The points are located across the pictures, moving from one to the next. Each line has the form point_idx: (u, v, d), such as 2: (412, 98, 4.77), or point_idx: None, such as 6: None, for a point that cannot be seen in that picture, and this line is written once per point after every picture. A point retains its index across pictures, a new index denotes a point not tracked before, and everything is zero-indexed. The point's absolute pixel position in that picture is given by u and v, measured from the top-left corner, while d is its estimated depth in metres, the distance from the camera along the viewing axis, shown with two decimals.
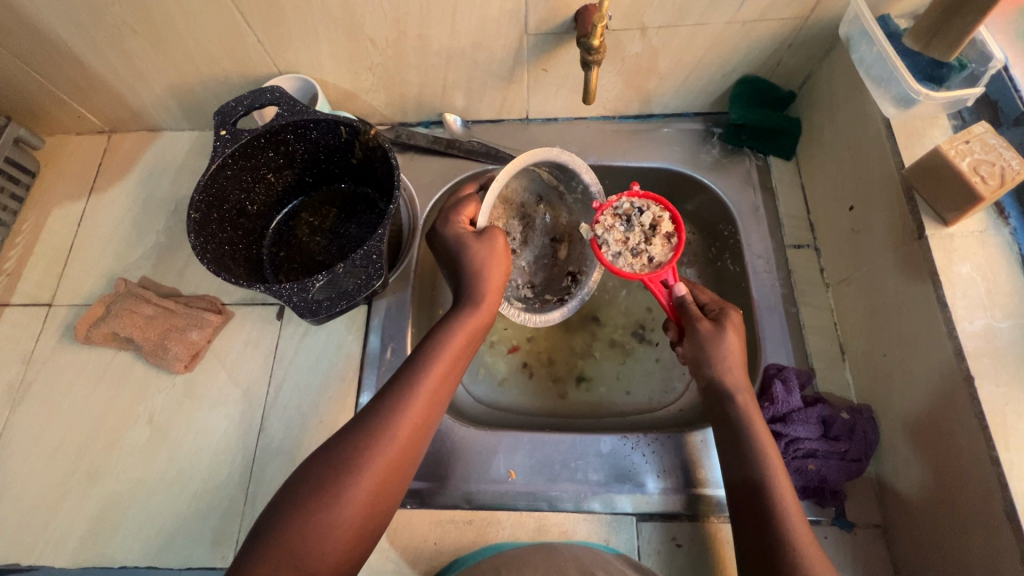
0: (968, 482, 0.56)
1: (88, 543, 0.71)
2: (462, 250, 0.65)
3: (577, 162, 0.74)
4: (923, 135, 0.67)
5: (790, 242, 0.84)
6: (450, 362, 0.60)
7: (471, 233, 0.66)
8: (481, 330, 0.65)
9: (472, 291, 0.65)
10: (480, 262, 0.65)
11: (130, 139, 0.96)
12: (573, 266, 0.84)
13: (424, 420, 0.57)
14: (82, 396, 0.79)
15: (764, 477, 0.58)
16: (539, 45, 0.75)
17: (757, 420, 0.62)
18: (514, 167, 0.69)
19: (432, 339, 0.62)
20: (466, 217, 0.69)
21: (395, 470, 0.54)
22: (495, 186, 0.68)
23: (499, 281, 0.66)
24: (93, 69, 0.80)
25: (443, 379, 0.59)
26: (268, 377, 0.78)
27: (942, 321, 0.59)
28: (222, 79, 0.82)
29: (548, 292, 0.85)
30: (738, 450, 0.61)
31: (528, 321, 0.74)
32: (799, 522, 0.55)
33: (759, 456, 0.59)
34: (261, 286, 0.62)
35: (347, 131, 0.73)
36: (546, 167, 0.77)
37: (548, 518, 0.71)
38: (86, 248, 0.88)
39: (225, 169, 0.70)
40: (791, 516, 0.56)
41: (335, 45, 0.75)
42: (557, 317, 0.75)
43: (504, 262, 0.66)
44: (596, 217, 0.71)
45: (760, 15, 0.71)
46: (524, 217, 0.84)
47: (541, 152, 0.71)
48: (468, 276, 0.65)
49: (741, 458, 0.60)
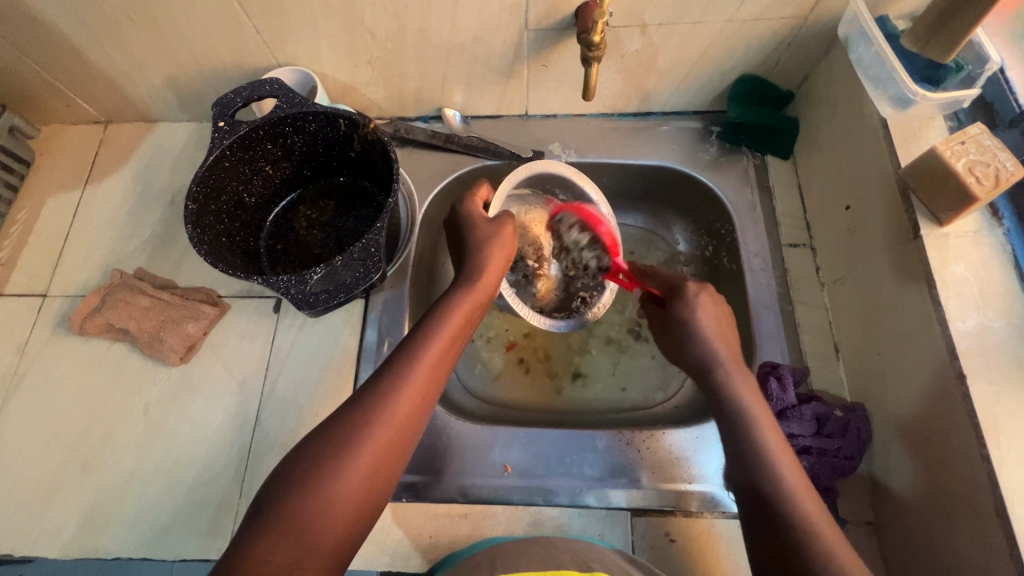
0: (959, 478, 0.57)
1: (82, 534, 0.71)
2: (471, 229, 0.70)
3: (593, 188, 0.81)
4: (920, 136, 0.67)
5: (786, 241, 0.84)
6: (453, 334, 0.61)
7: (482, 216, 0.71)
8: (482, 307, 0.66)
9: (475, 267, 0.67)
10: (484, 241, 0.68)
11: (127, 129, 0.95)
12: (585, 290, 0.85)
13: (428, 390, 0.58)
14: (76, 387, 0.78)
15: (760, 444, 0.58)
16: (539, 40, 0.75)
17: (749, 388, 0.63)
18: (535, 168, 0.77)
19: (437, 311, 0.63)
20: (480, 200, 0.73)
21: (398, 440, 0.54)
22: (508, 182, 0.76)
23: (502, 261, 0.69)
24: (90, 59, 0.80)
25: (447, 349, 0.60)
26: (264, 371, 0.78)
27: (936, 319, 0.60)
28: (220, 71, 0.82)
29: (558, 310, 0.86)
30: (732, 421, 0.61)
31: (532, 320, 0.77)
32: (794, 475, 0.55)
33: (757, 431, 0.59)
34: (259, 278, 0.61)
35: (346, 124, 0.73)
36: (565, 194, 0.85)
37: (542, 512, 0.71)
38: (81, 238, 0.88)
39: (223, 160, 0.69)
40: (792, 479, 0.55)
41: (335, 37, 0.75)
42: (554, 326, 0.78)
43: (510, 243, 0.69)
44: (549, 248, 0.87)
45: (760, 14, 0.71)
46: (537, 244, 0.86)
47: (556, 168, 0.78)
48: (473, 253, 0.68)
49: (736, 429, 0.60)
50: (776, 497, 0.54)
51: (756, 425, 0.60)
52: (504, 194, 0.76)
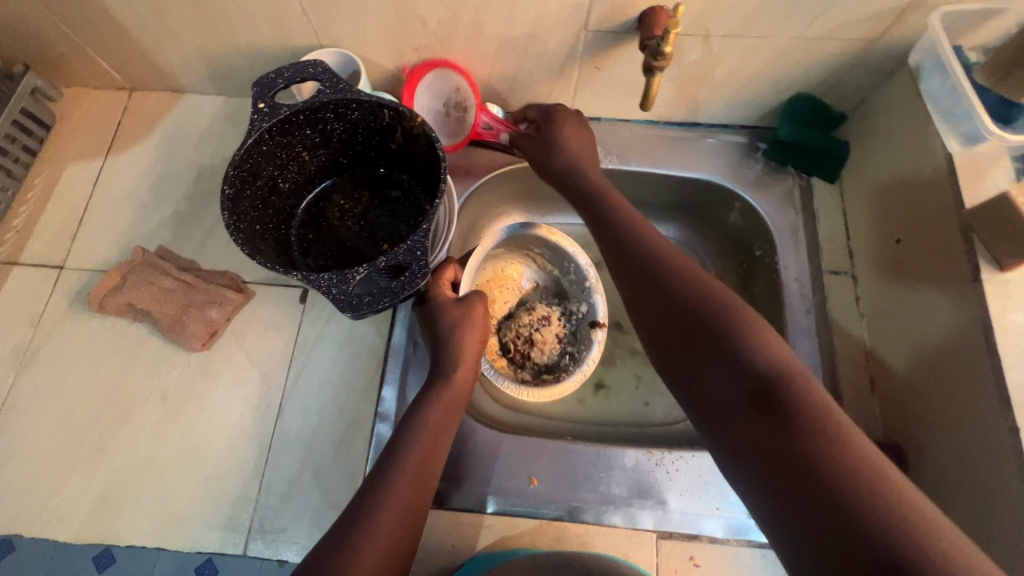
0: (1001, 529, 0.56)
1: (94, 519, 0.70)
2: (440, 314, 0.69)
3: (569, 243, 0.81)
4: (986, 175, 0.65)
5: (827, 267, 0.82)
6: (436, 430, 0.62)
7: (451, 298, 0.70)
8: (462, 399, 0.66)
9: (448, 356, 0.67)
10: (453, 325, 0.68)
11: (152, 97, 0.91)
12: (571, 345, 0.84)
13: (417, 498, 0.58)
14: (91, 366, 0.76)
15: (778, 385, 0.48)
16: (597, 41, 0.72)
17: (659, 240, 0.63)
18: (500, 234, 0.78)
19: (418, 408, 0.63)
20: (446, 281, 0.73)
21: (398, 544, 0.55)
22: (477, 252, 0.76)
23: (476, 345, 0.68)
24: (122, 25, 0.76)
25: (430, 450, 0.61)
26: (287, 363, 0.76)
27: (991, 368, 0.59)
28: (258, 47, 0.78)
29: (547, 373, 0.83)
30: (660, 287, 0.59)
31: (508, 387, 0.74)
32: (748, 329, 0.53)
33: (720, 324, 0.54)
34: (300, 274, 0.57)
35: (390, 115, 0.69)
36: (540, 248, 0.84)
37: (568, 528, 0.70)
38: (102, 210, 0.85)
39: (261, 144, 0.66)
40: (732, 330, 0.53)
41: (384, 23, 0.71)
42: (543, 393, 0.74)
43: (481, 326, 0.69)
44: (535, 348, 0.84)
45: (829, 33, 0.69)
46: (523, 303, 0.87)
47: (526, 227, 0.80)
48: (445, 340, 0.67)
49: (671, 297, 0.58)
50: (800, 451, 0.44)
51: (752, 320, 0.54)
52: (474, 268, 0.76)
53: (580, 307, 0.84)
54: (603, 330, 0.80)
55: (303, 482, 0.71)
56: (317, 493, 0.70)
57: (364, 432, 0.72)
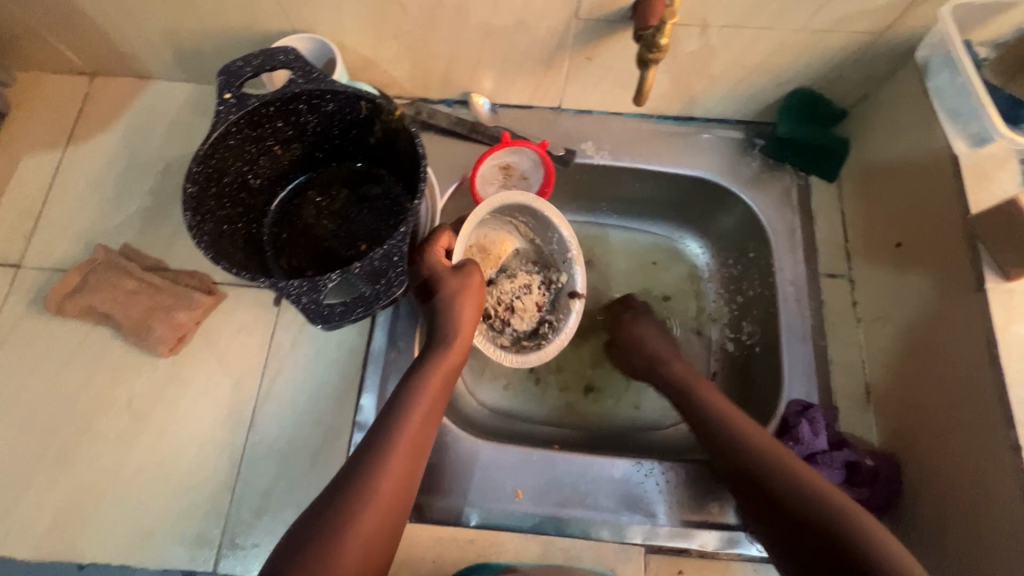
0: (1001, 549, 0.55)
1: (55, 536, 0.66)
2: (437, 282, 0.64)
3: (552, 211, 0.75)
4: (993, 180, 0.63)
5: (824, 270, 0.79)
6: (425, 421, 0.58)
7: (448, 267, 0.65)
8: (456, 371, 0.63)
9: (444, 327, 0.63)
10: (450, 295, 0.64)
11: (115, 82, 0.85)
12: (551, 314, 0.80)
13: (402, 494, 0.55)
14: (51, 372, 0.72)
15: None
16: (589, 30, 0.67)
17: (742, 420, 0.65)
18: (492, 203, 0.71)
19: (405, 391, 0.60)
20: (443, 248, 0.67)
21: (373, 553, 0.52)
22: (471, 219, 0.70)
23: (473, 317, 0.64)
24: (79, 6, 0.70)
25: (413, 452, 0.56)
26: (260, 369, 0.72)
27: (993, 381, 0.57)
28: (227, 30, 0.73)
29: (526, 340, 0.79)
30: (755, 474, 0.60)
31: (502, 357, 0.70)
32: (860, 524, 0.53)
33: (833, 522, 0.54)
34: (267, 281, 0.54)
35: (367, 107, 0.65)
36: (524, 216, 0.79)
37: (553, 542, 0.66)
38: (62, 205, 0.79)
39: (227, 138, 0.61)
40: (849, 525, 0.53)
41: (361, 7, 0.67)
42: (529, 360, 0.71)
43: (479, 297, 0.65)
44: (513, 316, 0.80)
45: (834, 25, 0.65)
46: (501, 268, 0.82)
47: (509, 196, 0.72)
48: (440, 311, 0.63)
49: (769, 488, 0.59)
50: None
51: (864, 520, 0.53)
52: (468, 234, 0.70)
53: (560, 277, 0.80)
54: (581, 300, 0.76)
55: (278, 496, 0.67)
56: (291, 506, 0.67)
57: (341, 442, 0.69)
